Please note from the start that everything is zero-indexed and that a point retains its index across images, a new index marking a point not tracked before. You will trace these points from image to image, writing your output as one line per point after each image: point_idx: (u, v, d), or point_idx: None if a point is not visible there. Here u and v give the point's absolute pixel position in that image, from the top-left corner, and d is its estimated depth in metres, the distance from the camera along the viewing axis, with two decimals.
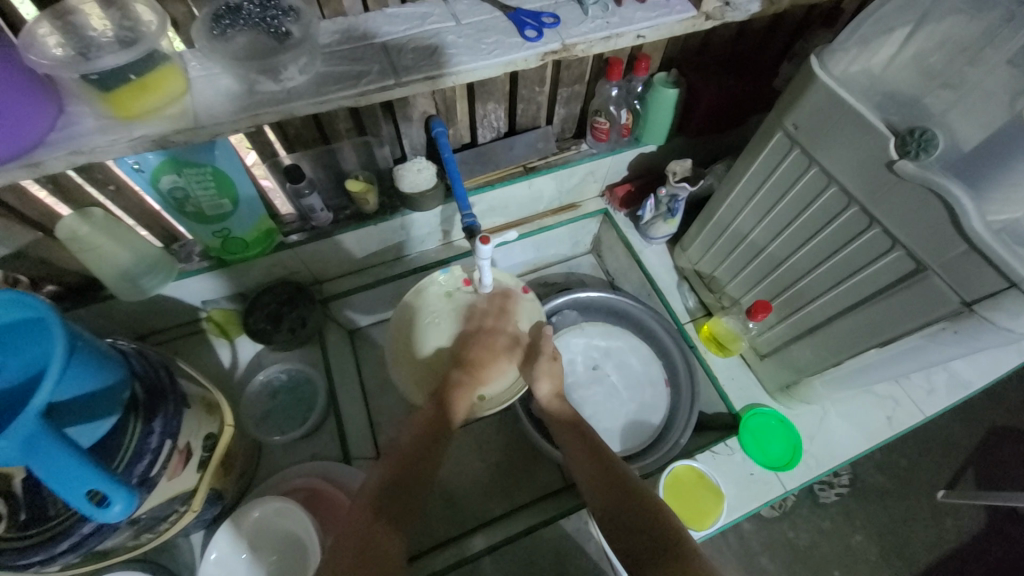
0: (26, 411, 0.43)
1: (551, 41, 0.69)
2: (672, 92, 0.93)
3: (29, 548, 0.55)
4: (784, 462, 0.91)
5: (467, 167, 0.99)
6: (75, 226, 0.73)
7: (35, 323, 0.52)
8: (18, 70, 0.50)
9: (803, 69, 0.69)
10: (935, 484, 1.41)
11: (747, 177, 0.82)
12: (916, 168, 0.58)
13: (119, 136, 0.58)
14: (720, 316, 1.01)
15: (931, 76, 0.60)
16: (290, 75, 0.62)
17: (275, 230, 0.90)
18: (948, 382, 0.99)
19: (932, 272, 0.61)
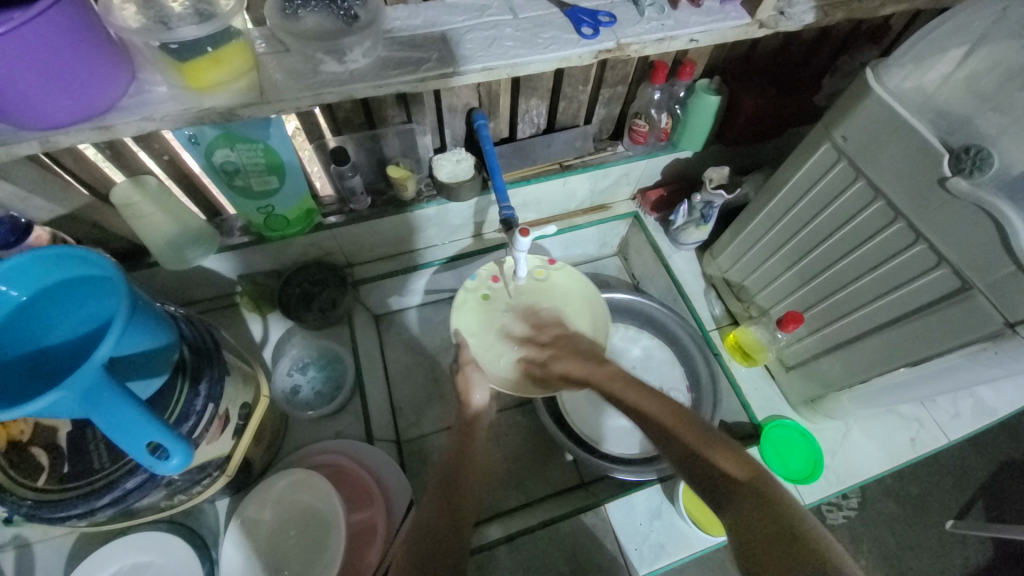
0: (90, 362, 0.44)
1: (606, 40, 0.70)
2: (714, 99, 0.93)
3: (73, 499, 0.56)
4: (804, 476, 0.90)
5: (505, 161, 1.00)
6: (130, 193, 0.75)
7: (96, 279, 0.54)
8: (99, 33, 0.52)
9: (857, 82, 0.69)
10: (945, 513, 1.39)
11: (789, 187, 0.82)
12: (969, 187, 0.58)
13: (189, 106, 0.60)
14: (747, 325, 1.01)
15: (983, 98, 0.60)
16: (354, 57, 0.64)
17: (316, 210, 0.91)
18: (973, 409, 0.98)
19: (978, 292, 0.61)
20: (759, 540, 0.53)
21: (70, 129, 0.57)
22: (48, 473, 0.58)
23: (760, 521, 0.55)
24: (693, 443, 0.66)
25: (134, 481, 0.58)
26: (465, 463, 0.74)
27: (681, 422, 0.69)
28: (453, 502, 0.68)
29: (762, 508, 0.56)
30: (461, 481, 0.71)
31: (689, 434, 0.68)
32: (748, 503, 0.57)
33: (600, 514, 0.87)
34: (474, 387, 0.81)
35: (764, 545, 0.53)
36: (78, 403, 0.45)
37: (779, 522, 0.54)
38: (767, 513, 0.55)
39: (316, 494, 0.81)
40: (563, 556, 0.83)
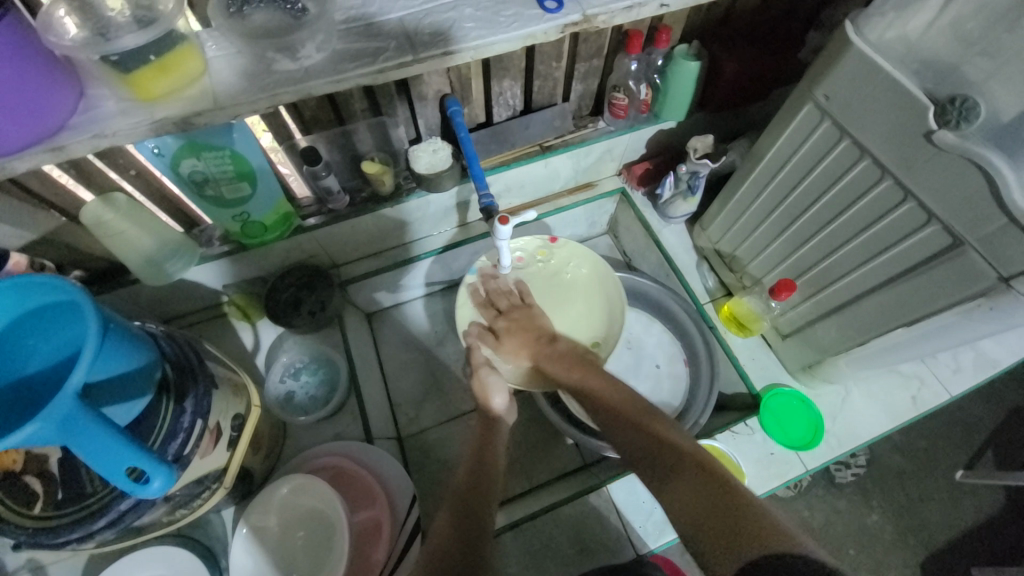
0: (63, 392, 0.44)
1: (571, 13, 0.67)
2: (694, 65, 0.90)
3: (69, 524, 0.57)
4: (805, 443, 0.90)
5: (483, 147, 0.97)
6: (100, 211, 0.74)
7: (66, 305, 0.53)
8: (39, 52, 0.50)
9: (837, 35, 0.66)
10: (953, 465, 1.40)
11: (773, 152, 0.79)
12: (956, 139, 0.56)
13: (141, 119, 0.58)
14: (741, 295, 0.99)
15: (969, 43, 0.56)
16: (308, 53, 0.62)
17: (293, 214, 0.90)
18: (975, 361, 0.97)
19: (970, 247, 0.59)
20: (697, 512, 0.54)
21: (22, 154, 0.56)
22: (43, 500, 0.58)
23: (698, 494, 0.56)
24: (641, 422, 0.68)
25: (127, 502, 0.58)
26: (482, 478, 0.72)
27: (627, 402, 0.71)
28: (469, 507, 0.67)
29: (701, 480, 0.57)
30: (481, 497, 0.69)
31: (634, 413, 0.69)
32: (690, 475, 0.58)
33: (602, 496, 0.87)
34: (492, 391, 0.79)
35: (707, 519, 0.53)
36: (55, 435, 0.44)
37: (716, 492, 0.55)
38: (705, 487, 0.56)
39: (318, 497, 0.82)
40: (569, 539, 0.84)
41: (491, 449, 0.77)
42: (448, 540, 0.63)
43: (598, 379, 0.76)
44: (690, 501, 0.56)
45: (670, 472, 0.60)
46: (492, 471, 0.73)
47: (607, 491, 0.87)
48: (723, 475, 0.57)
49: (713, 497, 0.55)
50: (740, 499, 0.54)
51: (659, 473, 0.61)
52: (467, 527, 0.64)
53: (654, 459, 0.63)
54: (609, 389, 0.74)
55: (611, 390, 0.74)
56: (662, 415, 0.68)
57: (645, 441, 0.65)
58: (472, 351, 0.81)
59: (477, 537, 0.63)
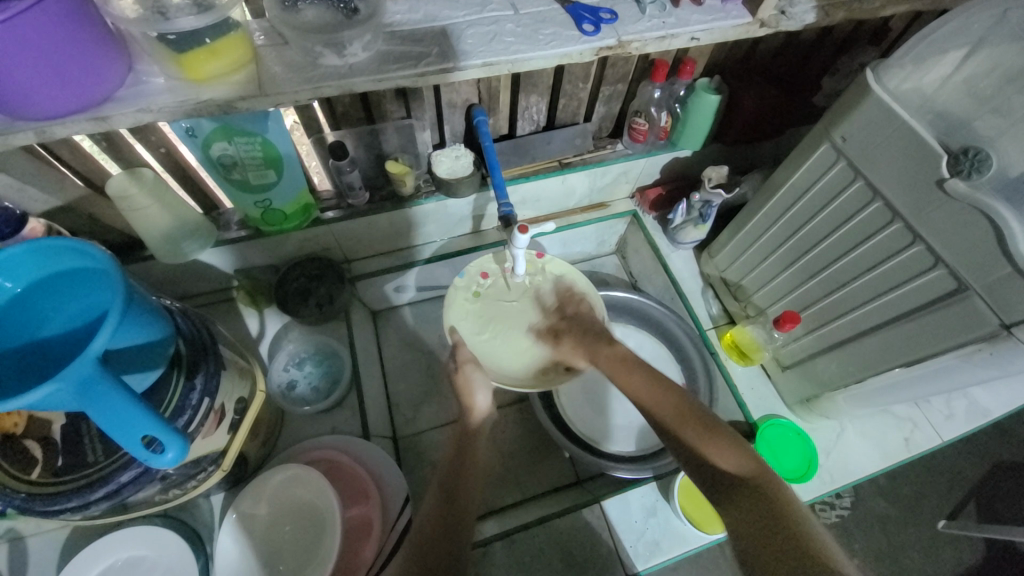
0: (85, 354, 0.44)
1: (607, 37, 0.70)
2: (714, 98, 0.93)
3: (66, 493, 0.56)
4: (800, 475, 0.90)
5: (504, 158, 1.00)
6: (126, 185, 0.75)
7: (90, 272, 0.54)
8: (94, 25, 0.52)
9: (857, 81, 0.69)
10: (937, 514, 1.40)
11: (787, 187, 0.82)
12: (967, 189, 0.59)
13: (187, 98, 0.59)
14: (743, 324, 1.01)
15: (981, 101, 0.60)
16: (354, 51, 0.64)
17: (313, 205, 0.91)
18: (968, 409, 0.99)
19: (974, 293, 0.61)
20: (755, 533, 0.56)
21: (67, 121, 0.57)
22: (42, 466, 0.57)
23: (753, 516, 0.57)
24: (694, 438, 0.69)
25: (128, 475, 0.57)
26: (465, 468, 0.73)
27: (685, 417, 0.72)
28: (448, 519, 0.65)
29: (758, 504, 0.58)
30: (460, 483, 0.70)
31: (690, 428, 0.70)
32: (745, 498, 0.60)
33: (596, 511, 0.87)
34: (476, 387, 0.80)
35: (759, 539, 0.55)
36: (73, 396, 0.44)
37: (775, 519, 0.56)
38: (767, 509, 0.57)
39: (311, 489, 0.81)
40: (559, 554, 0.84)
41: (473, 444, 0.77)
42: (440, 521, 0.65)
43: (655, 389, 0.77)
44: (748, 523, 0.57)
45: (726, 495, 0.62)
46: (469, 477, 0.71)
47: (600, 507, 0.87)
48: (784, 500, 0.58)
49: (769, 521, 0.56)
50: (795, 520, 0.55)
51: (720, 491, 0.63)
52: (450, 510, 0.67)
53: (709, 477, 0.65)
54: (657, 395, 0.76)
55: (665, 399, 0.75)
56: (723, 429, 0.69)
57: (702, 462, 0.66)
58: (458, 348, 0.82)
59: (459, 524, 0.65)
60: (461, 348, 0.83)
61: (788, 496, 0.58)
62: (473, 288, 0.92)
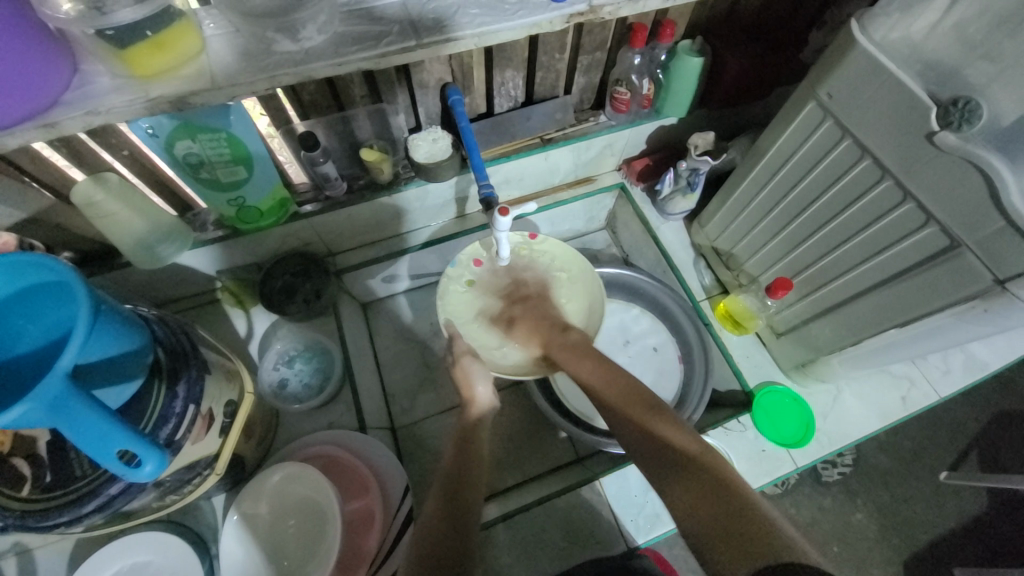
0: (53, 372, 0.43)
1: (577, 2, 0.66)
2: (697, 60, 0.89)
3: (57, 509, 0.56)
4: (796, 440, 0.91)
5: (483, 138, 0.96)
6: (90, 191, 0.72)
7: (57, 285, 0.52)
8: (29, 24, 0.48)
9: (842, 34, 0.66)
10: (938, 467, 1.42)
11: (774, 150, 0.79)
12: (958, 141, 0.56)
13: (137, 97, 0.56)
14: (737, 293, 1.00)
15: (973, 46, 0.57)
16: (309, 34, 0.60)
17: (289, 200, 0.88)
18: (965, 364, 0.98)
19: (967, 249, 0.60)
20: (707, 518, 0.52)
21: (14, 130, 0.54)
22: (31, 483, 0.57)
23: (702, 500, 0.53)
24: (640, 420, 0.66)
25: (117, 486, 0.57)
26: (467, 464, 0.70)
27: (631, 399, 0.69)
28: (453, 503, 0.65)
29: (703, 483, 0.55)
30: (461, 485, 0.68)
31: (634, 409, 0.68)
32: (689, 480, 0.56)
33: (595, 489, 0.87)
34: (474, 379, 0.78)
35: (710, 523, 0.51)
36: (45, 415, 0.43)
37: (721, 498, 0.53)
38: (713, 490, 0.54)
39: (310, 485, 0.81)
40: (560, 531, 0.84)
41: (474, 443, 0.74)
42: (439, 530, 0.62)
43: (602, 375, 0.74)
44: (694, 507, 0.53)
45: (671, 475, 0.58)
46: (475, 460, 0.71)
47: (599, 483, 0.88)
48: (728, 479, 0.55)
49: (714, 502, 0.53)
50: (740, 499, 0.52)
51: (665, 473, 0.59)
52: (450, 518, 0.63)
53: (652, 456, 0.62)
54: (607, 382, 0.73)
55: (612, 384, 0.73)
56: (665, 410, 0.66)
57: (650, 443, 0.63)
58: (455, 340, 0.81)
59: (463, 516, 0.64)
60: (455, 340, 0.82)
61: (728, 475, 0.55)
62: (466, 277, 0.89)
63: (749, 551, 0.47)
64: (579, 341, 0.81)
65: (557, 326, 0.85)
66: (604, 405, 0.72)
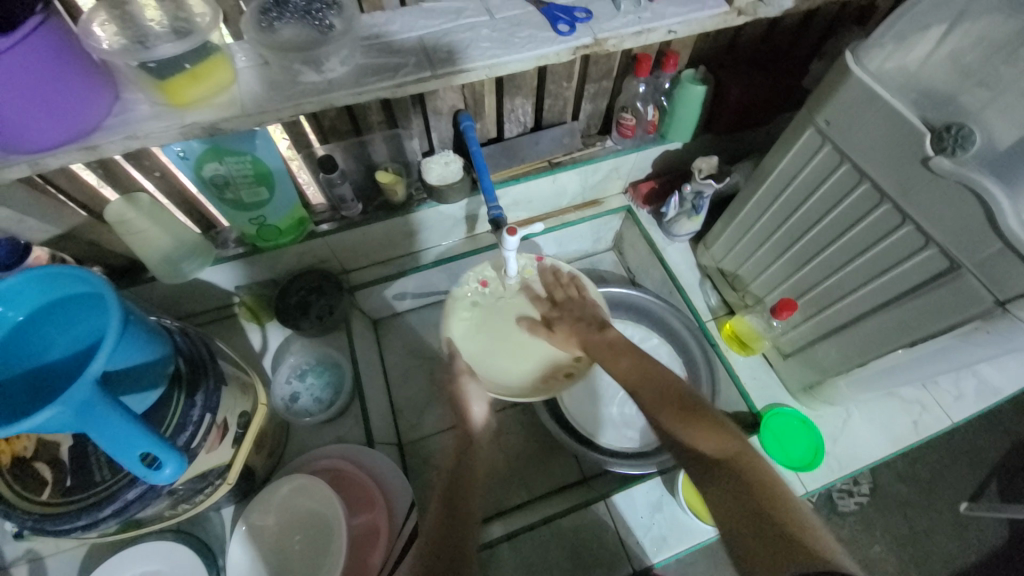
0: (83, 378, 0.45)
1: (583, 36, 0.70)
2: (701, 88, 0.93)
3: (75, 512, 0.57)
4: (806, 463, 0.90)
5: (493, 162, 1.00)
6: (123, 210, 0.77)
7: (89, 297, 0.56)
8: (78, 57, 0.53)
9: (838, 64, 0.69)
10: (957, 497, 1.37)
11: (776, 174, 0.82)
12: (952, 165, 0.58)
13: (172, 122, 0.61)
14: (742, 314, 1.00)
15: (966, 75, 0.59)
16: (332, 66, 0.65)
17: (307, 219, 0.92)
18: (978, 389, 0.97)
19: (966, 271, 0.60)
20: (743, 518, 0.54)
21: (58, 151, 0.59)
22: (52, 487, 0.59)
23: (741, 503, 0.56)
24: (680, 420, 0.67)
25: (134, 492, 0.59)
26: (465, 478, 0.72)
27: (669, 398, 0.70)
28: (454, 515, 0.67)
29: (743, 488, 0.57)
30: (460, 493, 0.70)
31: (675, 410, 0.69)
32: (728, 482, 0.58)
33: (601, 509, 0.87)
34: (473, 398, 0.80)
35: (749, 524, 0.54)
36: (74, 418, 0.46)
37: (764, 504, 0.55)
38: (752, 493, 0.56)
39: (317, 497, 0.83)
40: (565, 552, 0.84)
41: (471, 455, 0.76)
42: (435, 542, 0.63)
43: (640, 371, 0.75)
44: (732, 508, 0.56)
45: (711, 477, 0.60)
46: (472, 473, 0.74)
47: (605, 503, 0.87)
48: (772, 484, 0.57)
49: (756, 507, 0.55)
50: (787, 508, 0.54)
51: (703, 473, 0.61)
52: (447, 533, 0.64)
53: (694, 456, 0.63)
54: (649, 380, 0.74)
55: (651, 381, 0.73)
56: (707, 413, 0.67)
57: (689, 445, 0.64)
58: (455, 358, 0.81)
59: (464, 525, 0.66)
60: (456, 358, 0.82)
61: (772, 479, 0.58)
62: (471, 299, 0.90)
63: (789, 541, 0.51)
64: (618, 339, 0.81)
65: (596, 322, 0.85)
66: (643, 402, 0.72)
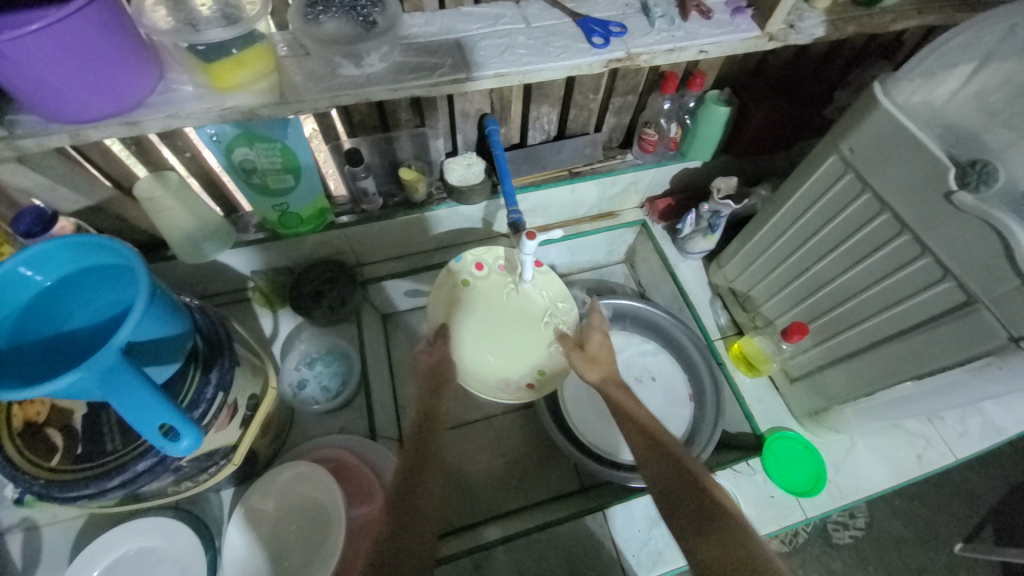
0: (109, 345, 0.46)
1: (617, 49, 0.72)
2: (724, 110, 0.94)
3: (83, 480, 0.58)
4: (807, 489, 0.90)
5: (514, 167, 1.02)
6: (152, 187, 0.78)
7: (117, 268, 0.57)
8: (127, 33, 0.55)
9: (866, 94, 0.69)
10: (954, 537, 1.36)
11: (795, 198, 0.83)
12: (975, 202, 0.58)
13: (213, 105, 0.62)
14: (752, 335, 1.01)
15: (992, 114, 0.62)
16: (371, 61, 0.67)
17: (329, 209, 0.94)
18: (983, 427, 0.97)
19: (983, 306, 0.61)
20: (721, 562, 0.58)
21: (99, 124, 0.60)
22: (62, 453, 0.59)
23: (720, 547, 0.59)
24: (678, 462, 0.68)
25: (143, 464, 0.59)
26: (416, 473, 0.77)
27: (668, 443, 0.71)
28: (401, 507, 0.72)
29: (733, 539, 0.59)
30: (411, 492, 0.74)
31: (671, 455, 0.69)
32: (722, 534, 0.60)
33: (599, 518, 0.86)
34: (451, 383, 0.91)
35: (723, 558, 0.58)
36: (97, 384, 0.46)
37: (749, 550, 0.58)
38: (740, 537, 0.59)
39: (318, 486, 0.83)
40: (563, 560, 0.83)
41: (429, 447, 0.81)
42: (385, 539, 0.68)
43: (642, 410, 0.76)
44: (715, 553, 0.59)
45: (700, 523, 0.62)
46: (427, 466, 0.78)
47: (604, 514, 0.87)
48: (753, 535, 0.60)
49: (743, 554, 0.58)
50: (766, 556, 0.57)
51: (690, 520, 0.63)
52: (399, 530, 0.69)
53: (684, 500, 0.65)
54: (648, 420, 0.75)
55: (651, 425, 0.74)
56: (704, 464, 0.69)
57: (680, 491, 0.65)
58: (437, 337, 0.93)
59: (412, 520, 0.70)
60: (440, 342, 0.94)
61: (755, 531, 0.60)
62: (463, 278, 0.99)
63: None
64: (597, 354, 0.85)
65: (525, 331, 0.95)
66: (638, 439, 0.73)
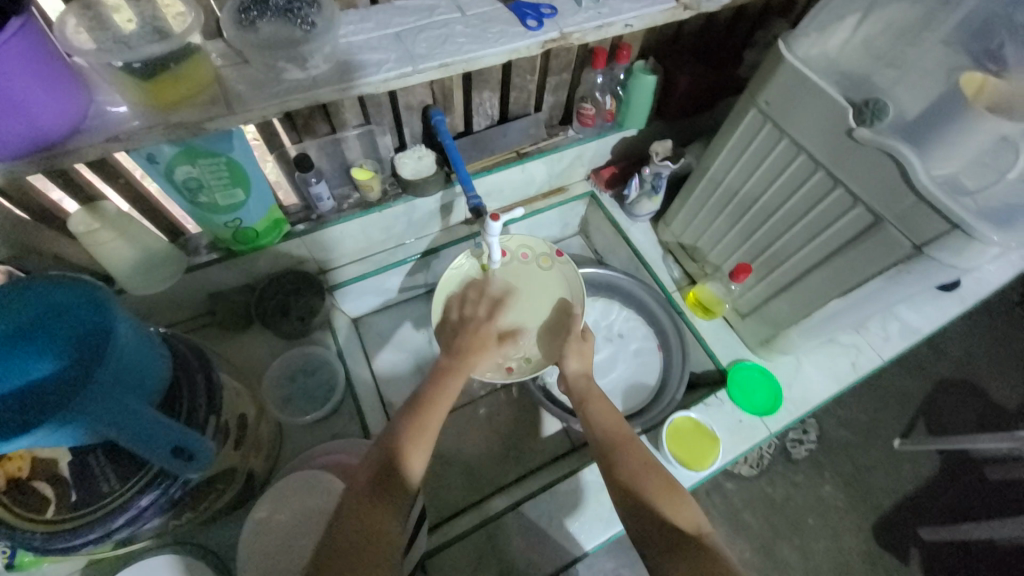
0: None
1: (551, 30, 0.75)
2: (651, 78, 0.99)
3: (83, 527, 0.55)
4: (768, 408, 1.01)
5: (465, 154, 1.04)
6: (88, 221, 0.74)
7: (78, 307, 0.54)
8: (53, 58, 0.51)
9: (773, 52, 0.78)
10: (892, 434, 1.56)
11: (725, 151, 0.92)
12: (871, 134, 0.68)
13: (157, 125, 0.60)
14: (704, 282, 1.11)
15: (878, 57, 0.72)
16: (315, 63, 0.67)
17: (284, 219, 0.92)
18: (902, 331, 1.12)
19: (887, 223, 0.71)
20: None
21: (30, 158, 0.56)
22: (56, 503, 0.57)
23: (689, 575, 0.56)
24: (649, 488, 0.66)
25: (147, 498, 0.57)
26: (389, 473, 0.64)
27: (641, 465, 0.69)
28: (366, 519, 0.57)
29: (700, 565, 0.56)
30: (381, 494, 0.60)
31: (643, 476, 0.68)
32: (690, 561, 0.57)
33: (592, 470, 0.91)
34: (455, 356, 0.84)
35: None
36: None
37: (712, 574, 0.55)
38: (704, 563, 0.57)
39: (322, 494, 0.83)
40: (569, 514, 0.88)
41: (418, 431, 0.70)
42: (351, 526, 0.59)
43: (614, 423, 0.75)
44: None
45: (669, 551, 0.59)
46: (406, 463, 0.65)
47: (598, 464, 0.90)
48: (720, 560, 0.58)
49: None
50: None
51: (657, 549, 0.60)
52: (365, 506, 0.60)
53: (652, 526, 0.63)
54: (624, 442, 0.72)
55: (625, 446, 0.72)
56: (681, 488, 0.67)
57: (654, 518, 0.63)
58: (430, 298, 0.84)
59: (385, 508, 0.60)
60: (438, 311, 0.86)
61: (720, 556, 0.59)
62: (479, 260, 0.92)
63: None
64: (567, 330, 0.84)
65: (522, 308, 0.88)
66: (611, 458, 0.71)
